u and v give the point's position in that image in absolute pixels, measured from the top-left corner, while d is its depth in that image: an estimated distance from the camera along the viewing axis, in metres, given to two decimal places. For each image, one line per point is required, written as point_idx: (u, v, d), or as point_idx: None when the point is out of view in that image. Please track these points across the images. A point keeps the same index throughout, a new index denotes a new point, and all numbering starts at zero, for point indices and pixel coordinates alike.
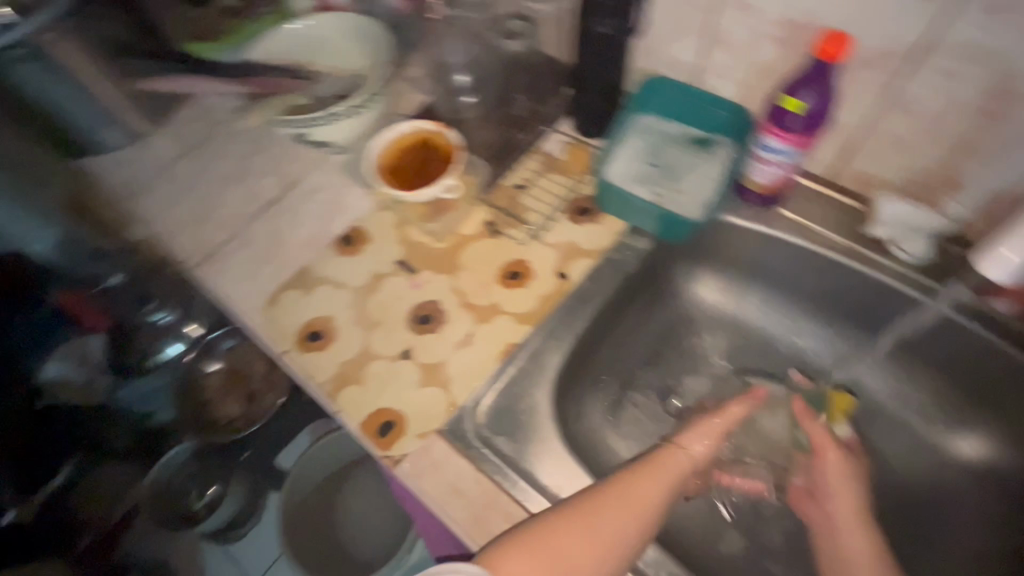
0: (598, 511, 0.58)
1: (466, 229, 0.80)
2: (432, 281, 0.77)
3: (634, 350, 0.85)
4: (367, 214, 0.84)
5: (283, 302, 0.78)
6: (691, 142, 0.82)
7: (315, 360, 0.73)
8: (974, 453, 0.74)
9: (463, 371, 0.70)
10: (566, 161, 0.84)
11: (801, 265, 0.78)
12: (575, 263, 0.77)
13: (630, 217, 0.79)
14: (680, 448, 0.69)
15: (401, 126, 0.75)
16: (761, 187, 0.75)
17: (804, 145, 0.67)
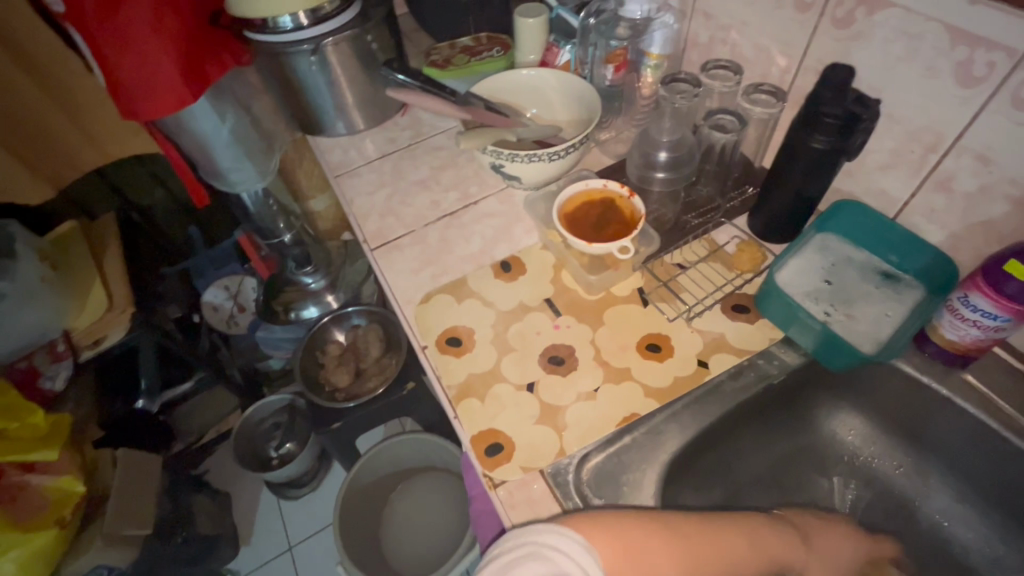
0: (704, 548, 0.59)
1: (618, 289, 0.83)
2: (573, 327, 0.80)
3: (750, 464, 0.80)
4: (530, 248, 0.90)
5: (435, 302, 0.86)
6: (874, 273, 0.79)
7: (447, 363, 0.78)
8: None
9: (580, 422, 0.71)
10: (735, 255, 0.84)
11: (972, 440, 0.72)
12: (718, 355, 0.75)
13: (787, 327, 0.76)
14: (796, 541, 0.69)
15: (592, 182, 0.81)
16: (949, 343, 0.69)
17: (1021, 316, 0.61)
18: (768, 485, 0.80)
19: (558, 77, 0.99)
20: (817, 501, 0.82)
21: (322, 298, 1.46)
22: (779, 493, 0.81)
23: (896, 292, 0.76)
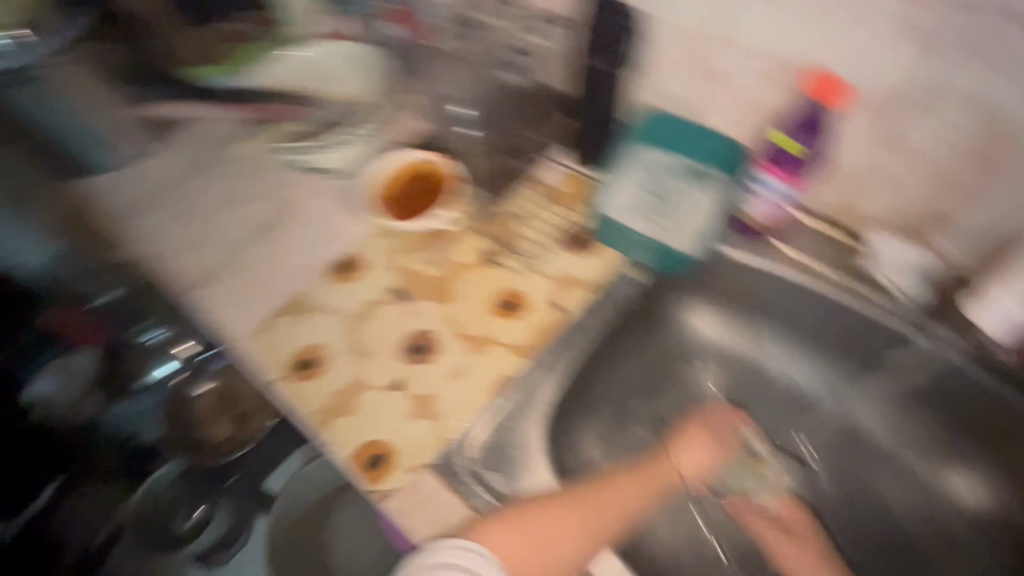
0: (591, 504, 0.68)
1: (461, 257, 0.80)
2: (426, 309, 0.77)
3: (628, 380, 0.84)
4: (360, 240, 0.83)
5: (274, 328, 0.77)
6: (686, 171, 0.79)
7: (303, 391, 0.72)
8: (967, 492, 0.75)
9: (455, 405, 0.69)
10: (563, 191, 0.84)
11: (798, 302, 0.78)
12: (570, 294, 0.77)
13: (625, 248, 0.78)
14: (674, 465, 0.80)
15: (405, 158, 0.77)
16: (756, 221, 0.76)
17: (800, 180, 0.71)
18: (647, 392, 0.85)
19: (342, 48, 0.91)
20: (692, 394, 0.87)
21: None
22: (660, 397, 0.87)
23: None
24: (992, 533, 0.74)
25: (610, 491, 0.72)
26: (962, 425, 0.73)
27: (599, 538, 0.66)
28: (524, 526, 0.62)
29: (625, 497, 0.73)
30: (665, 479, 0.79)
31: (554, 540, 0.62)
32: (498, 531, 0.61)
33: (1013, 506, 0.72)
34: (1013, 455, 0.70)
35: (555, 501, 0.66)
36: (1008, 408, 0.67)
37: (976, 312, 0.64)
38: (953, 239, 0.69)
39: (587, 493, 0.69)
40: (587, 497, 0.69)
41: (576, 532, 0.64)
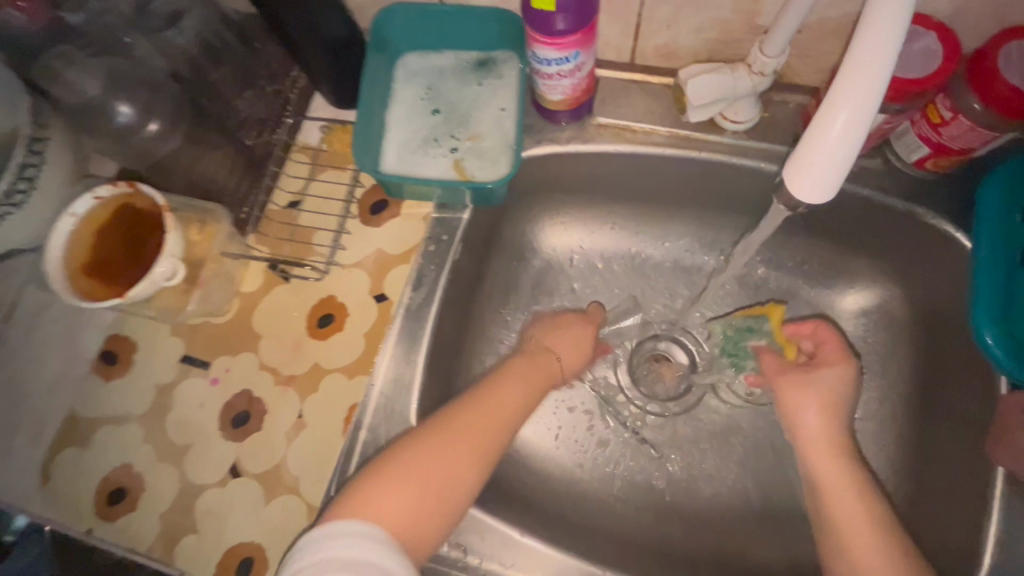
0: (456, 432, 0.54)
1: (248, 285, 0.63)
2: (232, 366, 0.61)
3: (502, 325, 0.74)
4: (120, 313, 0.64)
5: (60, 468, 0.60)
6: (469, 70, 0.66)
7: (128, 527, 0.57)
8: (861, 300, 0.68)
9: (308, 463, 0.57)
10: (334, 152, 0.66)
11: (640, 172, 0.68)
12: (390, 275, 0.63)
13: (431, 196, 0.64)
14: (552, 355, 0.65)
15: (77, 207, 0.53)
16: (564, 102, 0.61)
17: (583, 45, 0.53)
18: None
19: None
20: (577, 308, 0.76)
21: None
22: None
23: (494, 80, 0.66)
24: (894, 328, 0.66)
25: (470, 409, 0.56)
26: (837, 235, 0.66)
27: (475, 470, 0.53)
28: (415, 484, 0.50)
29: (511, 403, 0.58)
30: (545, 372, 0.63)
31: (437, 495, 0.51)
32: (382, 492, 0.49)
33: (905, 298, 0.64)
34: (889, 246, 0.63)
35: (417, 448, 0.52)
36: (879, 204, 0.58)
37: (799, 197, 0.36)
38: (779, 53, 0.51)
39: (455, 423, 0.54)
40: (444, 438, 0.53)
41: (460, 465, 0.52)
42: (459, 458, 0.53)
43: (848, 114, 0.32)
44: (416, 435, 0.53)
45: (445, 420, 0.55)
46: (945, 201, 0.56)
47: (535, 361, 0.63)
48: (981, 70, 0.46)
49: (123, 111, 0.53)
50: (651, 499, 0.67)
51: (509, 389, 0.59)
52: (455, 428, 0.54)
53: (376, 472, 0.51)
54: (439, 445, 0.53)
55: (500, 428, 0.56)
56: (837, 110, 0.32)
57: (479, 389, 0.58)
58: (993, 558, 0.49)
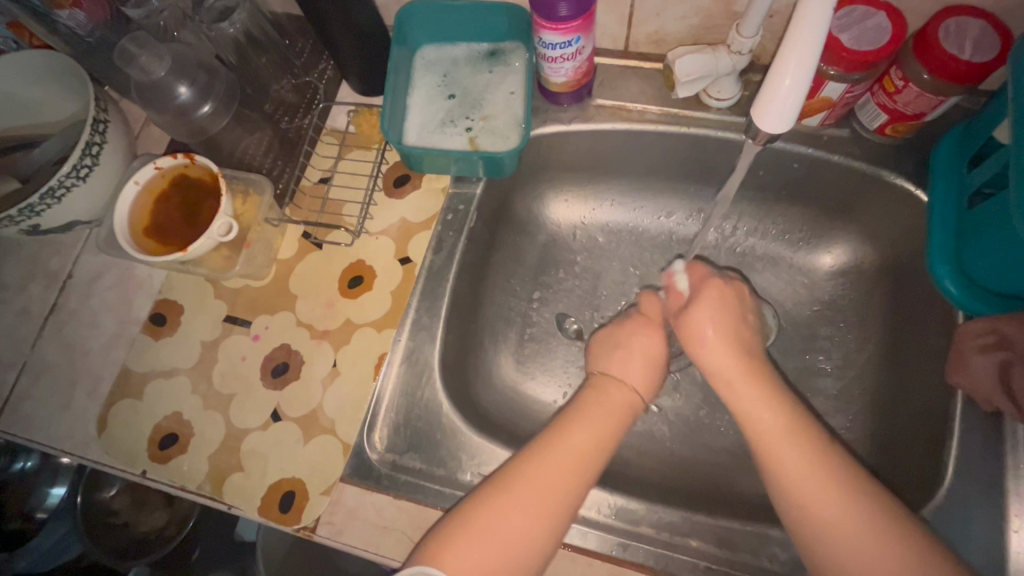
0: (542, 476, 0.53)
1: (285, 252, 0.70)
2: (272, 324, 0.68)
3: (513, 292, 0.81)
4: (168, 280, 0.71)
5: (116, 417, 0.67)
6: (481, 60, 0.74)
7: (179, 467, 0.63)
8: (838, 260, 0.75)
9: (343, 406, 0.63)
10: (360, 133, 0.74)
11: (635, 148, 0.75)
12: (413, 241, 0.69)
13: (449, 170, 0.71)
14: (625, 385, 0.62)
15: (141, 175, 0.61)
16: (566, 85, 0.69)
17: (583, 29, 0.60)
18: (543, 295, 0.82)
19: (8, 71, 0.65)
20: (580, 276, 0.83)
21: (57, 467, 1.02)
22: (555, 294, 0.82)
23: (503, 68, 0.74)
24: (868, 283, 0.73)
25: (549, 459, 0.54)
26: (812, 201, 0.73)
27: (558, 513, 0.52)
28: (483, 530, 0.50)
29: (572, 447, 0.55)
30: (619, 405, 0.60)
31: (510, 537, 0.50)
32: (456, 545, 0.50)
33: (877, 255, 0.72)
34: (860, 207, 0.70)
35: (503, 493, 0.52)
36: (847, 168, 0.66)
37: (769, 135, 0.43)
38: (754, 34, 0.58)
39: (543, 460, 0.54)
40: (527, 486, 0.52)
41: (537, 513, 0.51)
42: (526, 502, 0.52)
43: (790, 74, 0.38)
44: (502, 477, 0.53)
45: (512, 471, 0.54)
46: (905, 164, 0.64)
47: (602, 397, 0.61)
48: (924, 41, 0.53)
49: (182, 91, 0.61)
50: (653, 444, 0.73)
51: (588, 424, 0.57)
52: (540, 473, 0.53)
53: (465, 511, 0.52)
54: (524, 488, 0.52)
55: (578, 464, 0.55)
56: (780, 75, 0.39)
57: (559, 425, 0.57)
58: (955, 469, 0.55)
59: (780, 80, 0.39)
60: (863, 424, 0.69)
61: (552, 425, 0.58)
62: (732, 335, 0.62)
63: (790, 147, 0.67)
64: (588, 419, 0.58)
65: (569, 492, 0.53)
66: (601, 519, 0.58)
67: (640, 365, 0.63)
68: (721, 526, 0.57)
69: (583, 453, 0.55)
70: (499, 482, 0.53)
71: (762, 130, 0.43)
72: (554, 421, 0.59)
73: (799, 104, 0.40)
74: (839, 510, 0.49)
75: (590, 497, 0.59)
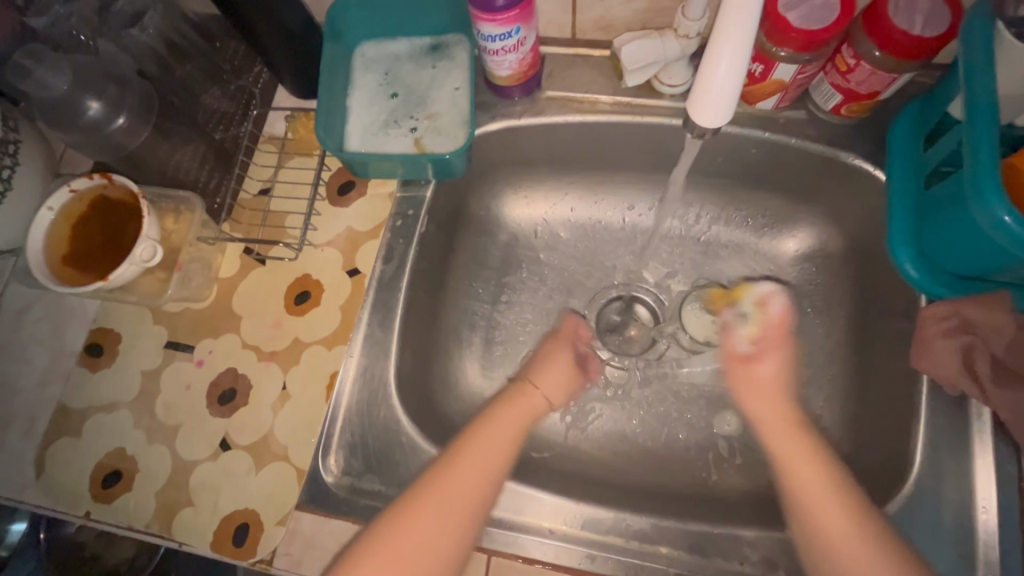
0: (462, 472, 0.53)
1: (226, 270, 0.66)
2: (216, 347, 0.64)
3: (473, 296, 0.78)
4: (103, 307, 0.67)
5: (54, 457, 0.63)
6: (423, 55, 0.70)
7: (125, 506, 0.60)
8: (802, 245, 0.74)
9: (295, 430, 0.60)
10: (299, 139, 0.70)
11: (589, 140, 0.72)
12: (361, 251, 0.66)
13: (396, 174, 0.67)
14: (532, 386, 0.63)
15: (55, 200, 0.56)
16: (512, 78, 0.66)
17: (522, 19, 0.57)
18: (506, 297, 0.79)
19: None
20: (543, 275, 0.80)
21: None
22: (518, 295, 0.79)
23: (446, 61, 0.70)
24: (833, 267, 0.71)
25: (469, 454, 0.54)
26: (772, 187, 0.72)
27: (478, 506, 0.52)
28: (406, 529, 0.50)
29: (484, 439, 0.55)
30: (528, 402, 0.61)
31: (434, 532, 0.50)
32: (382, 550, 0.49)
33: (840, 238, 0.70)
34: (819, 190, 0.68)
35: (422, 491, 0.52)
36: (805, 151, 0.64)
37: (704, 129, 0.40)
38: (701, 16, 0.56)
39: (463, 456, 0.54)
40: (448, 481, 0.52)
41: (459, 509, 0.51)
42: (446, 501, 0.51)
43: (725, 63, 0.36)
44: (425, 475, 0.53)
45: (436, 472, 0.53)
46: (863, 144, 0.62)
47: (516, 400, 0.61)
48: (874, 16, 0.51)
49: (92, 106, 0.57)
50: (624, 444, 0.71)
51: (509, 418, 0.58)
52: (461, 466, 0.53)
53: (389, 514, 0.51)
54: (444, 485, 0.52)
55: (497, 456, 0.55)
56: (715, 62, 0.36)
57: (483, 417, 0.58)
58: (923, 456, 0.54)
59: (715, 68, 0.36)
60: (833, 411, 0.67)
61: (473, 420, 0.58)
62: (787, 379, 0.60)
63: (746, 133, 0.65)
64: (509, 414, 0.59)
65: (488, 486, 0.53)
66: (569, 532, 0.56)
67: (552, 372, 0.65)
68: (691, 531, 0.56)
69: (501, 448, 0.56)
70: (421, 480, 0.53)
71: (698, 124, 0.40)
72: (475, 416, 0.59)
73: (733, 94, 0.37)
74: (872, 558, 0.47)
75: (557, 510, 0.57)
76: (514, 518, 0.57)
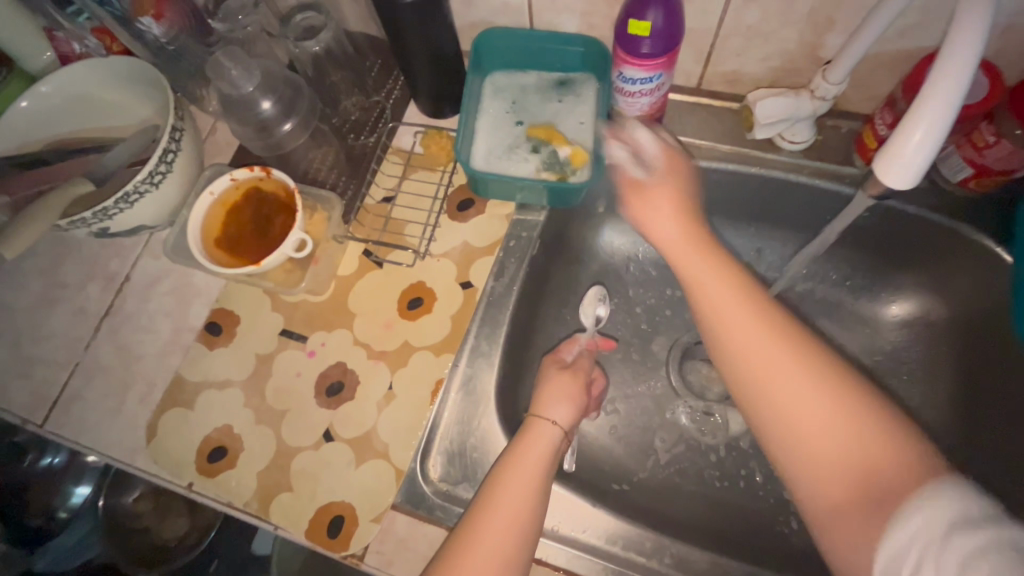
0: (491, 528, 0.50)
1: (346, 269, 0.70)
2: (328, 341, 0.67)
3: (563, 322, 0.79)
4: (226, 289, 0.71)
5: (165, 426, 0.66)
6: (551, 89, 0.75)
7: (227, 482, 0.62)
8: (904, 312, 0.73)
9: (397, 431, 0.62)
10: (427, 154, 0.74)
11: (699, 185, 0.74)
12: (475, 266, 0.69)
13: (514, 197, 0.70)
14: (544, 422, 0.59)
15: (216, 186, 0.61)
16: (637, 119, 0.69)
17: (665, 67, 0.60)
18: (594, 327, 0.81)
19: (91, 71, 0.66)
20: (631, 309, 0.82)
21: (83, 465, 0.98)
22: (604, 326, 0.81)
23: (572, 97, 0.74)
24: (935, 337, 0.71)
25: (496, 507, 0.51)
26: (877, 251, 0.72)
27: (518, 559, 0.49)
28: None
29: (513, 513, 0.51)
30: (538, 457, 0.56)
31: None
32: None
33: (946, 309, 0.70)
34: (932, 260, 0.68)
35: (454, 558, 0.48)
36: (923, 220, 0.65)
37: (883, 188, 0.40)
38: (841, 81, 0.58)
39: (489, 510, 0.51)
40: (474, 546, 0.49)
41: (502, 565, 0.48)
42: (483, 566, 0.48)
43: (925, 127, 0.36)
44: (454, 541, 0.50)
45: (464, 536, 0.50)
46: (987, 219, 0.63)
47: (528, 441, 0.57)
48: (1021, 100, 0.53)
49: (265, 106, 0.63)
50: (707, 489, 0.71)
51: (525, 464, 0.55)
52: (487, 520, 0.50)
53: None
54: (473, 549, 0.49)
55: (527, 505, 0.52)
56: (911, 128, 0.36)
57: (505, 464, 0.55)
58: None
59: (911, 131, 0.36)
60: None
61: (493, 472, 0.54)
62: None
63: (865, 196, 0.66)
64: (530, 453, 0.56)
65: (526, 534, 0.50)
66: (663, 569, 0.58)
67: (557, 398, 0.63)
68: None
69: (529, 491, 0.53)
70: (452, 545, 0.50)
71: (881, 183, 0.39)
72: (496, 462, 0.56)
73: (930, 159, 0.37)
74: None
75: None
76: (580, 537, 0.59)
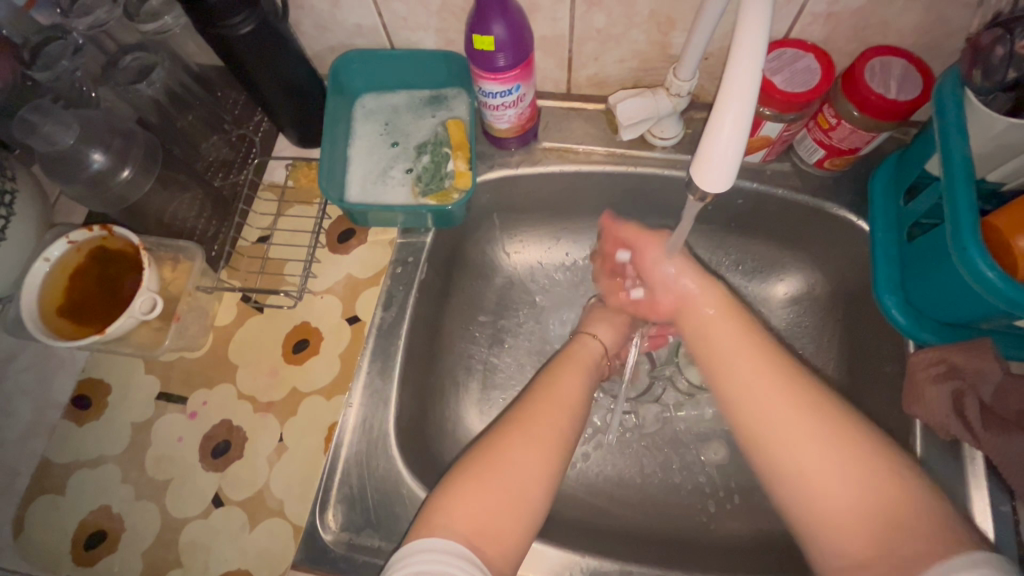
0: (538, 424, 0.57)
1: (223, 318, 0.66)
2: (210, 399, 0.63)
3: (471, 340, 0.78)
4: (94, 357, 0.65)
5: (34, 517, 0.60)
6: (424, 106, 0.73)
7: (108, 568, 0.57)
8: (792, 290, 0.76)
9: (292, 484, 0.59)
10: (299, 188, 0.70)
11: (585, 188, 0.74)
12: (361, 298, 0.66)
13: (395, 222, 0.68)
14: (590, 341, 0.70)
15: (52, 252, 0.56)
16: (510, 130, 0.68)
17: (522, 78, 0.59)
18: (504, 341, 0.79)
19: None
20: (540, 317, 0.81)
21: None
22: (514, 338, 0.80)
23: (445, 113, 0.72)
24: (821, 311, 0.74)
25: (542, 405, 0.59)
26: (760, 234, 0.74)
27: (557, 452, 0.56)
28: (488, 476, 0.53)
29: (561, 406, 0.60)
30: (583, 357, 0.68)
31: (513, 487, 0.52)
32: (463, 502, 0.51)
33: (827, 283, 0.73)
34: (807, 238, 0.71)
35: (503, 443, 0.55)
36: (791, 201, 0.67)
37: (705, 191, 0.41)
38: (690, 77, 0.58)
39: (540, 408, 0.59)
40: (530, 432, 0.56)
41: (537, 453, 0.55)
42: (529, 449, 0.55)
43: (730, 125, 0.37)
44: (494, 435, 0.56)
45: (502, 430, 0.57)
46: (847, 195, 0.65)
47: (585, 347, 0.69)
48: (853, 83, 0.55)
49: (96, 158, 0.59)
50: (628, 488, 0.71)
51: (571, 376, 0.64)
52: (538, 414, 0.58)
53: (459, 473, 0.53)
54: (518, 439, 0.56)
55: (567, 409, 0.60)
56: (719, 124, 0.37)
57: (553, 375, 0.64)
58: None
59: (720, 128, 0.37)
60: None
61: (534, 389, 0.63)
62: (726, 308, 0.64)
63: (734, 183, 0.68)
64: (583, 365, 0.66)
65: (562, 435, 0.58)
66: None
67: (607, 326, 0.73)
68: None
69: (572, 399, 0.61)
70: (499, 434, 0.56)
71: (701, 186, 0.41)
72: (545, 373, 0.65)
73: (739, 158, 0.38)
74: (851, 489, 0.48)
75: (563, 560, 0.57)
76: None
